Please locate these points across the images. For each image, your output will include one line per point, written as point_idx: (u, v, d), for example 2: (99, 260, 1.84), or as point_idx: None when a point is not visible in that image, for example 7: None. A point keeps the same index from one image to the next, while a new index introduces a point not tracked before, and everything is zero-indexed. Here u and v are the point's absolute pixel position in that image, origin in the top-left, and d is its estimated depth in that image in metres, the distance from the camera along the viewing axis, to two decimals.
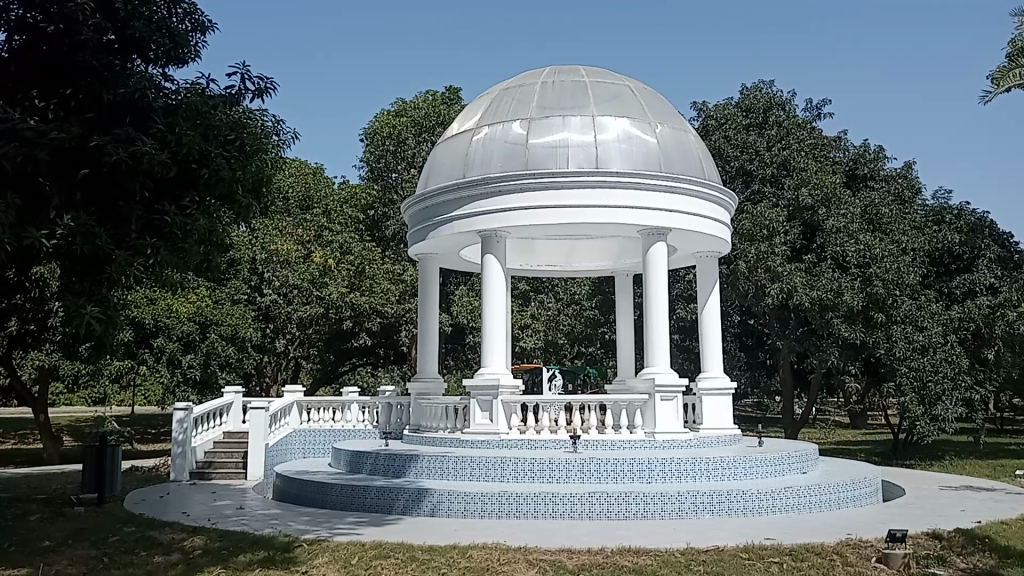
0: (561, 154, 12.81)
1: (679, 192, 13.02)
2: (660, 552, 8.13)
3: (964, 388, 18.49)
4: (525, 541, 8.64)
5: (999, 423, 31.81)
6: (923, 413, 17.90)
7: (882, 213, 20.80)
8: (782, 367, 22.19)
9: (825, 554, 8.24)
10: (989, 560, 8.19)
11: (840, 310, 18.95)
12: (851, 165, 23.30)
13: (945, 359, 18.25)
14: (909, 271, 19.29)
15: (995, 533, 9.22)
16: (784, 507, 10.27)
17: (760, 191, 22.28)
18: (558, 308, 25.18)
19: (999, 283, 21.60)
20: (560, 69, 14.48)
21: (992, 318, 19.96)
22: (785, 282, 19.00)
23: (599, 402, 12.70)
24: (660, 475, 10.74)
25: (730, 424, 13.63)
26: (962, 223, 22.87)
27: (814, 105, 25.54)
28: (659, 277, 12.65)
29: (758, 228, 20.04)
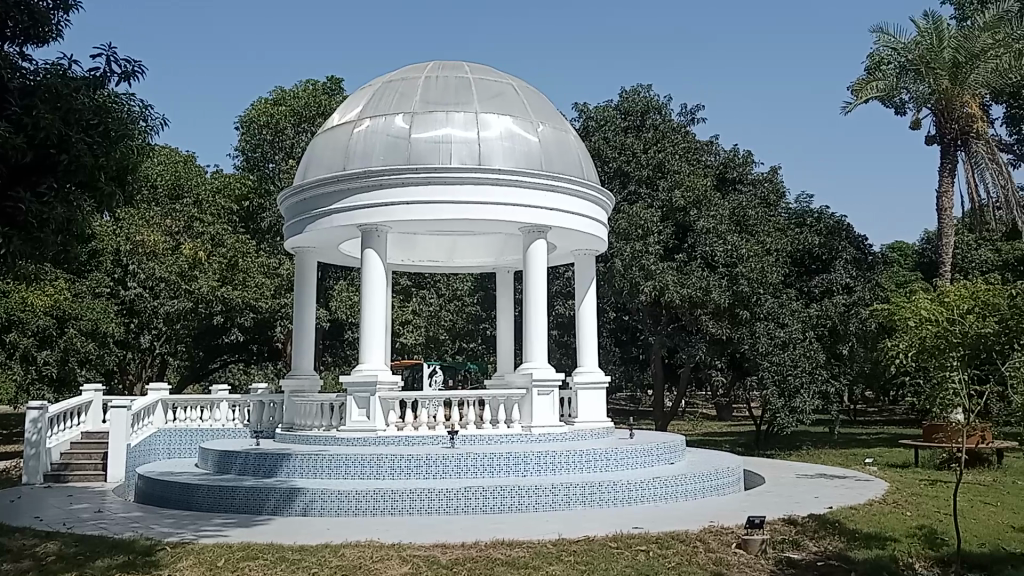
0: (443, 150, 12.76)
1: (559, 192, 13.25)
2: (533, 544, 8.27)
3: (821, 382, 19.44)
4: (400, 537, 8.60)
5: (853, 414, 33.90)
6: (783, 406, 18.94)
7: (748, 216, 21.78)
8: (654, 362, 22.96)
9: (689, 541, 8.57)
10: (837, 543, 8.75)
11: (707, 307, 19.73)
12: (721, 168, 24.25)
13: (804, 354, 19.28)
14: (772, 270, 20.31)
15: (844, 517, 9.84)
16: (652, 498, 10.64)
17: (637, 192, 22.91)
18: (439, 304, 25.32)
19: (854, 283, 22.95)
20: (443, 64, 14.43)
21: (847, 316, 21.43)
22: (657, 280, 19.58)
23: (477, 398, 12.73)
24: (536, 469, 10.90)
25: (604, 418, 13.97)
26: (822, 225, 24.22)
27: (688, 110, 26.45)
28: (538, 274, 12.82)
29: (633, 227, 20.61)
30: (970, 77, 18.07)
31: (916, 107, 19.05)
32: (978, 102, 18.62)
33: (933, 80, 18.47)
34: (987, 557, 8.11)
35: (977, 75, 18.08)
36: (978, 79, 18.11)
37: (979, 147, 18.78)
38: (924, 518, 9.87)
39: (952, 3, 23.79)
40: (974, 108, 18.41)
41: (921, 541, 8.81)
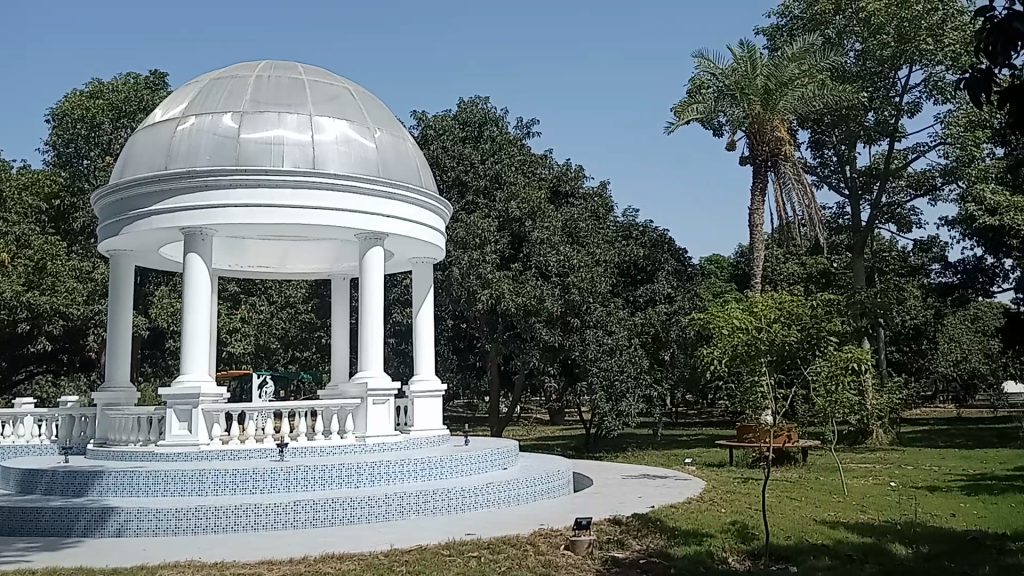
0: (274, 151, 12.37)
1: (395, 198, 13.18)
2: (364, 556, 8.14)
3: (645, 385, 20.74)
4: (223, 555, 8.22)
5: (674, 417, 35.77)
6: (610, 409, 20.02)
7: (580, 228, 22.52)
8: (489, 369, 23.27)
9: (519, 545, 8.75)
10: (658, 540, 9.19)
11: (541, 315, 20.07)
12: (555, 181, 24.93)
13: (629, 359, 20.35)
14: (601, 280, 21.10)
15: (665, 515, 10.36)
16: (485, 503, 10.78)
17: (474, 202, 23.12)
18: (270, 312, 25.04)
19: (674, 293, 24.30)
20: (276, 64, 14.00)
21: (668, 323, 22.70)
22: (494, 289, 19.82)
23: (309, 409, 12.40)
24: (368, 480, 10.75)
25: (439, 426, 14.00)
26: (647, 238, 25.48)
27: (524, 123, 27.01)
28: (374, 280, 12.68)
29: (471, 236, 20.80)
30: (779, 103, 19.58)
31: (732, 129, 20.36)
32: (785, 126, 20.14)
33: (747, 104, 19.78)
34: (792, 548, 8.77)
35: (786, 101, 19.65)
36: (786, 105, 19.69)
37: (787, 168, 20.31)
38: (737, 514, 10.54)
39: (764, 34, 25.67)
40: (781, 132, 19.83)
41: (734, 536, 9.41)
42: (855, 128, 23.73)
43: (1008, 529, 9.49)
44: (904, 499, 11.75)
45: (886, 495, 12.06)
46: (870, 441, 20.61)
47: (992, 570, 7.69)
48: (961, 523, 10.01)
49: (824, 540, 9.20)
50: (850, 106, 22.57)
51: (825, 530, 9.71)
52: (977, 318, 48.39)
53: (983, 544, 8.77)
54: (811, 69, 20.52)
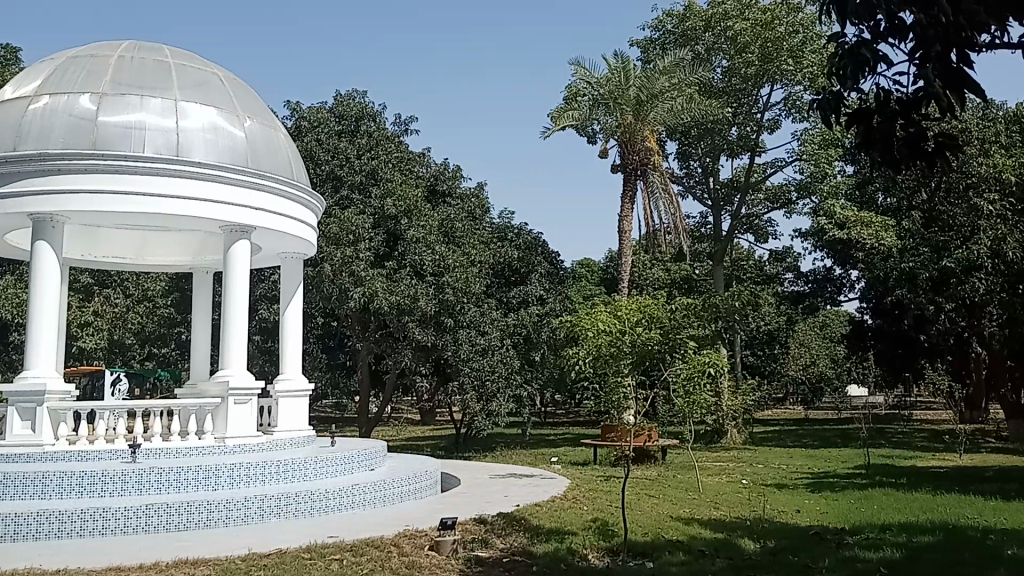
0: (136, 136, 11.76)
1: (264, 190, 12.80)
2: (220, 561, 7.88)
3: (515, 386, 21.35)
4: (66, 562, 7.76)
5: (543, 417, 36.39)
6: (481, 409, 20.43)
7: (455, 227, 22.54)
8: (359, 369, 22.96)
9: (384, 546, 8.68)
10: (522, 538, 9.34)
11: (415, 314, 19.81)
12: (432, 180, 24.86)
13: (500, 360, 20.82)
14: (475, 280, 21.12)
15: (529, 514, 10.52)
16: (349, 505, 10.63)
17: (348, 197, 22.77)
18: (125, 305, 23.50)
19: (546, 295, 24.77)
20: (140, 46, 13.31)
21: (539, 325, 23.12)
22: (366, 286, 19.51)
23: (165, 408, 11.86)
24: (227, 482, 10.40)
25: (303, 427, 13.69)
26: (522, 240, 25.83)
27: (403, 120, 26.79)
28: (239, 275, 12.26)
29: (344, 233, 20.48)
30: (649, 114, 20.28)
31: (605, 138, 20.89)
32: (654, 137, 20.94)
33: (619, 114, 20.34)
34: (649, 545, 9.09)
35: (656, 113, 20.39)
36: (656, 117, 20.44)
37: (655, 178, 20.96)
38: (599, 512, 10.82)
39: (639, 46, 26.48)
40: (651, 143, 20.64)
41: (595, 533, 9.66)
42: (720, 141, 24.85)
43: (845, 524, 10.17)
44: (754, 496, 12.39)
45: (737, 492, 12.68)
46: (726, 440, 21.63)
47: (830, 562, 8.22)
48: (804, 518, 10.65)
49: (679, 536, 9.59)
50: (716, 120, 23.62)
51: (681, 526, 10.12)
52: (825, 325, 51.66)
53: (823, 538, 9.35)
54: (680, 84, 21.36)
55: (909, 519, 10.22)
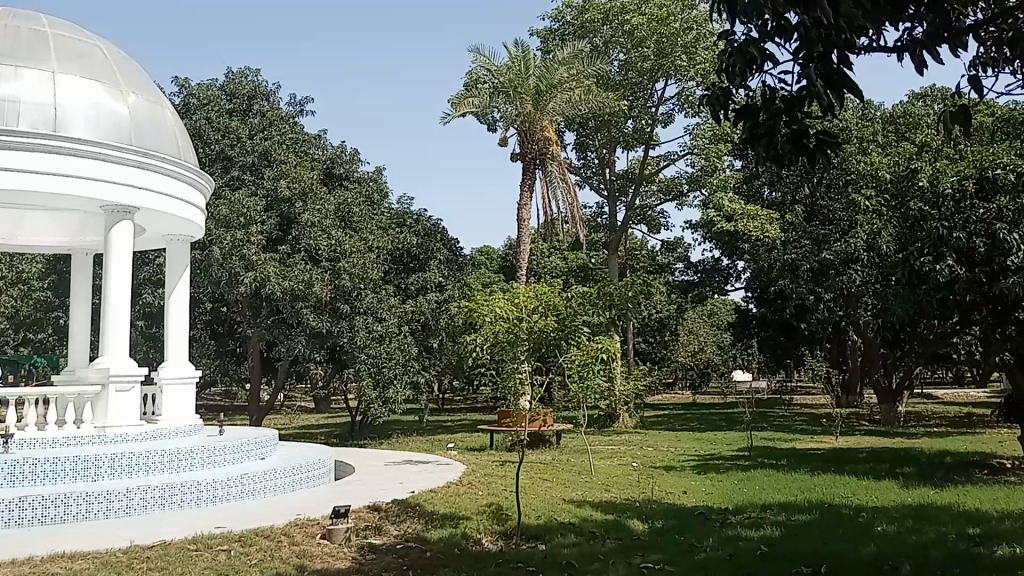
0: (9, 110, 11.07)
1: (150, 170, 12.29)
2: (99, 554, 7.57)
3: (412, 373, 21.07)
4: None
5: (440, 404, 36.39)
6: (377, 397, 19.96)
7: (352, 212, 22.21)
8: (251, 356, 22.42)
9: (273, 536, 8.52)
10: (416, 525, 9.33)
11: (309, 300, 19.43)
12: (328, 163, 24.46)
13: (398, 347, 20.60)
14: (374, 266, 20.73)
15: (423, 500, 10.52)
16: (238, 495, 10.38)
17: (240, 178, 22.15)
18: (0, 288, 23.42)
19: (445, 282, 24.71)
20: (14, 13, 12.53)
21: (437, 312, 23.03)
22: (258, 271, 19.10)
23: (40, 396, 11.26)
24: (108, 473, 9.98)
25: (190, 415, 13.25)
26: (421, 227, 25.69)
27: (299, 100, 26.20)
28: (122, 257, 11.74)
29: (234, 216, 19.97)
30: (548, 103, 20.52)
31: (505, 125, 21.00)
32: (553, 126, 21.13)
33: (518, 103, 20.50)
34: (542, 527, 9.26)
35: (554, 103, 20.61)
36: (554, 107, 20.66)
37: (553, 167, 21.20)
38: (493, 497, 10.92)
39: (538, 36, 26.69)
40: (550, 133, 20.86)
41: (489, 517, 9.75)
42: (616, 133, 25.32)
43: (729, 504, 10.59)
44: (643, 478, 12.78)
45: (628, 474, 13.04)
46: (618, 425, 22.17)
47: (714, 541, 8.55)
48: (690, 499, 11.06)
49: (571, 519, 9.78)
50: (613, 112, 24.07)
51: (573, 509, 10.33)
52: (713, 313, 53.51)
53: (707, 517, 9.73)
54: (579, 74, 21.63)
55: (787, 498, 10.75)
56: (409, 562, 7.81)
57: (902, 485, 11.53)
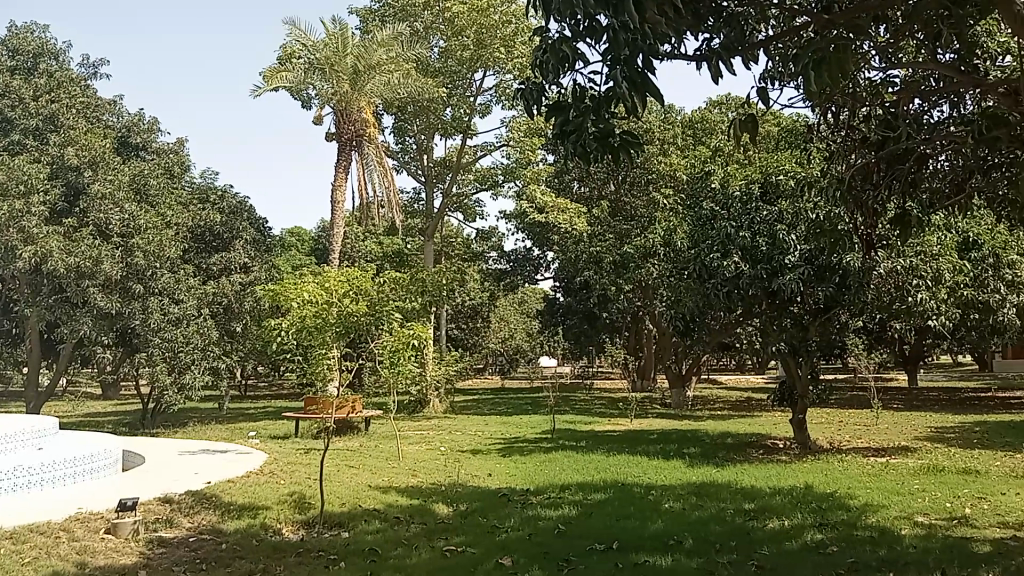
0: None
1: None
2: None
3: (212, 358, 19.90)
4: None
5: (243, 390, 35.06)
6: (172, 382, 18.78)
7: (149, 184, 20.80)
8: (29, 337, 20.60)
9: (49, 532, 7.84)
10: (211, 516, 8.90)
11: (97, 278, 18.11)
12: (124, 131, 23.03)
13: (196, 330, 19.49)
14: (172, 245, 19.63)
15: (220, 491, 10.06)
16: (10, 489, 9.46)
17: (20, 142, 20.17)
18: None
19: (250, 263, 23.73)
20: None
21: (242, 294, 22.09)
22: (39, 246, 17.52)
23: None
24: None
25: None
26: (225, 204, 24.69)
27: (92, 61, 24.24)
28: None
29: (13, 184, 18.14)
30: (365, 85, 20.19)
31: (320, 104, 20.46)
32: (370, 109, 20.92)
33: (335, 81, 20.11)
34: (346, 515, 9.12)
35: (372, 85, 20.31)
36: (372, 89, 20.38)
37: (370, 150, 20.91)
38: (296, 485, 10.61)
39: (357, 15, 26.16)
40: (367, 114, 20.61)
41: (290, 506, 9.47)
42: (434, 120, 25.29)
43: (531, 485, 10.92)
44: (449, 462, 12.89)
45: (434, 459, 13.11)
46: (428, 410, 22.21)
47: (515, 522, 8.77)
48: (495, 481, 11.29)
49: (375, 505, 9.69)
50: (431, 98, 24.09)
51: (378, 495, 10.24)
52: (522, 301, 55.04)
53: (509, 499, 9.96)
54: (398, 57, 21.44)
55: (586, 479, 11.21)
56: (203, 555, 7.43)
57: (689, 465, 12.35)
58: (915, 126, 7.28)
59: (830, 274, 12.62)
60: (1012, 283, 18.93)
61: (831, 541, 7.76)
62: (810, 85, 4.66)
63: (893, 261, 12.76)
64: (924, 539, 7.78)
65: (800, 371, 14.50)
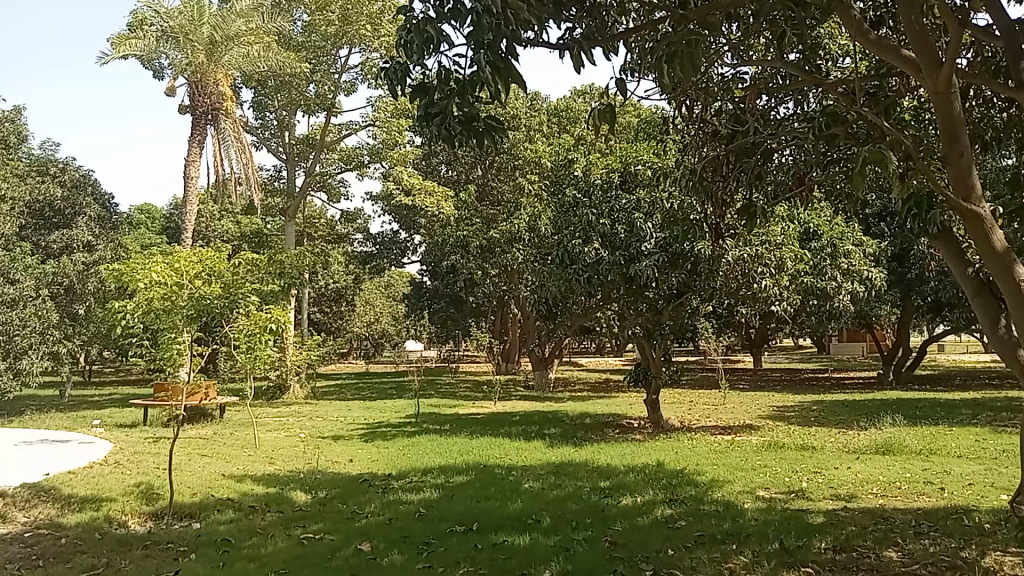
0: None
1: None
2: None
3: (51, 342, 18.56)
4: None
5: (87, 377, 33.25)
6: (7, 368, 17.10)
7: None
8: None
9: None
10: (50, 510, 8.39)
11: None
12: None
13: (33, 313, 17.96)
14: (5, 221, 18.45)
15: (60, 483, 9.50)
16: None
17: None
18: None
19: (95, 241, 22.47)
20: None
21: (85, 275, 21.03)
22: None
23: None
24: None
25: None
26: (66, 177, 23.49)
27: None
28: None
29: None
30: (223, 57, 19.52)
31: (173, 74, 19.63)
32: (227, 81, 20.21)
33: (189, 51, 19.31)
34: (197, 505, 8.79)
35: (230, 56, 19.63)
36: (231, 60, 19.70)
37: (226, 124, 20.27)
38: (144, 476, 10.15)
39: None
40: (225, 87, 19.99)
41: (137, 497, 9.06)
42: (297, 96, 24.62)
43: (392, 470, 10.88)
44: (308, 449, 12.64)
45: (292, 446, 12.83)
46: (287, 396, 21.68)
47: (375, 507, 8.71)
48: (356, 466, 11.17)
49: (229, 494, 9.40)
50: (294, 74, 23.49)
51: (232, 484, 9.92)
52: (388, 285, 54.72)
53: (369, 485, 9.87)
54: (259, 30, 20.77)
55: (447, 462, 11.27)
56: (39, 551, 7.00)
57: (548, 445, 12.63)
58: (761, 122, 7.64)
59: (683, 261, 13.16)
60: (847, 272, 20.35)
61: (679, 515, 8.14)
62: (663, 79, 4.59)
63: (741, 249, 13.44)
64: (765, 512, 8.28)
65: (655, 354, 15.08)
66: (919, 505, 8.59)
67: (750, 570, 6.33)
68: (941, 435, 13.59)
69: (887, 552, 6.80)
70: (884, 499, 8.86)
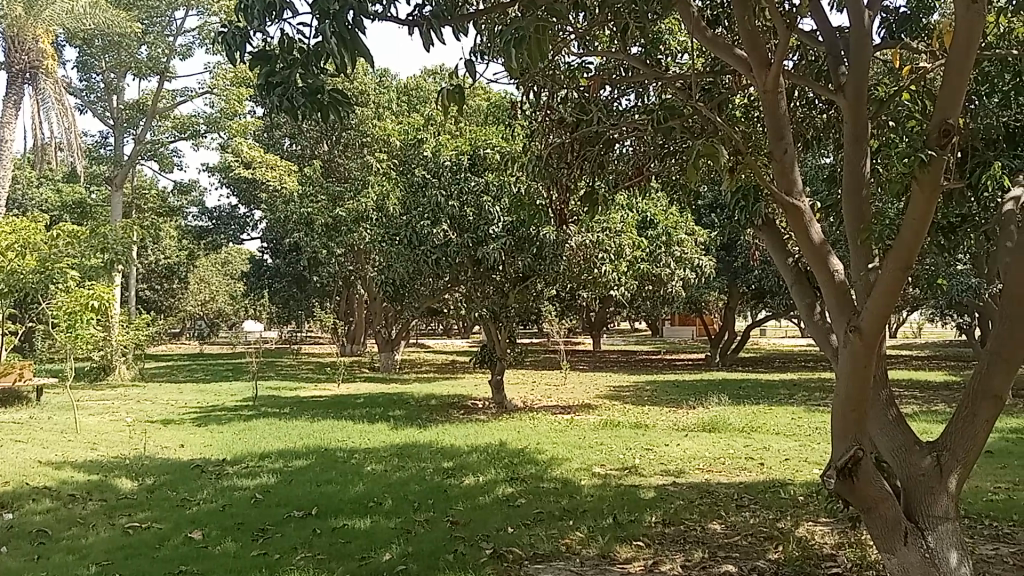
0: None
1: None
2: None
3: None
4: None
5: None
6: None
7: None
8: None
9: None
10: None
11: None
12: None
13: None
14: None
15: None
16: None
17: None
18: None
19: None
20: None
21: None
22: None
23: None
24: None
25: None
26: None
27: None
28: None
29: None
30: (44, 11, 18.23)
31: None
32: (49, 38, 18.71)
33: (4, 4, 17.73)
34: (7, 495, 8.10)
35: (50, 12, 18.34)
36: (50, 16, 18.37)
37: (46, 84, 18.62)
38: None
39: None
40: (45, 45, 18.40)
41: None
42: (126, 57, 23.01)
43: (226, 455, 10.46)
44: (134, 434, 11.93)
45: (116, 431, 12.06)
46: (113, 377, 20.35)
47: (208, 493, 8.35)
48: (188, 452, 10.66)
49: (46, 483, 8.73)
50: (125, 34, 21.98)
51: (49, 471, 9.22)
52: (226, 262, 52.45)
53: (202, 471, 9.45)
54: None
55: (286, 446, 10.95)
56: None
57: (391, 427, 12.53)
58: (604, 112, 7.82)
59: (529, 245, 13.41)
60: (681, 259, 21.35)
61: (519, 493, 8.30)
62: (509, 63, 4.51)
63: (583, 235, 13.83)
64: (600, 488, 8.58)
65: (500, 336, 15.25)
66: (741, 479, 9.16)
67: (586, 544, 6.54)
68: (761, 414, 14.56)
69: (712, 524, 7.20)
70: (710, 474, 9.39)
